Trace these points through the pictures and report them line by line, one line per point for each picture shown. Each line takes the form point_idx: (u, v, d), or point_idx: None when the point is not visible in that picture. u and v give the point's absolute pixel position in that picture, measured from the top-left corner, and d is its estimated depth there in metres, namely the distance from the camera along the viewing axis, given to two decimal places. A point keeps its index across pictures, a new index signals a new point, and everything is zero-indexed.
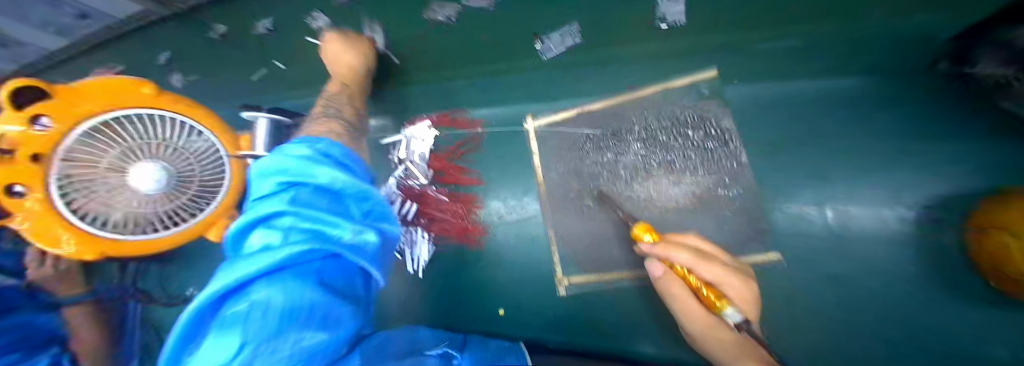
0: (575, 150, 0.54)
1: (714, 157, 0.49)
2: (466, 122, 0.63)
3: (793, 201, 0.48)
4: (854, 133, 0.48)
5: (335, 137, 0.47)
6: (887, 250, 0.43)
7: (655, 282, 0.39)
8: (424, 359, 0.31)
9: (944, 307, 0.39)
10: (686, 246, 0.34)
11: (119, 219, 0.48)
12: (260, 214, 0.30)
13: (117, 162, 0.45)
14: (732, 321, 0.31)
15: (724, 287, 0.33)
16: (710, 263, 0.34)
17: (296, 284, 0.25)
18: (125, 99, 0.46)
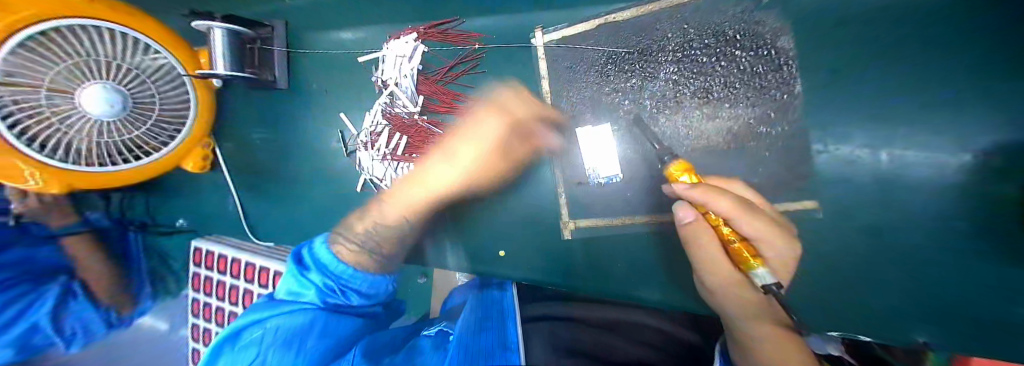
0: (592, 73, 0.46)
1: (761, 86, 0.39)
2: (459, 36, 0.51)
3: (845, 142, 0.39)
4: (955, 47, 0.35)
5: (368, 266, 0.40)
6: (942, 202, 0.37)
7: (680, 226, 0.35)
8: (422, 340, 0.41)
9: (979, 264, 0.36)
10: (730, 195, 0.29)
11: (83, 148, 0.42)
12: (287, 287, 0.38)
13: (62, 85, 0.37)
14: (760, 283, 0.29)
15: (760, 242, 0.30)
16: (752, 217, 0.30)
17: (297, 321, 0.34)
18: (77, 7, 0.37)
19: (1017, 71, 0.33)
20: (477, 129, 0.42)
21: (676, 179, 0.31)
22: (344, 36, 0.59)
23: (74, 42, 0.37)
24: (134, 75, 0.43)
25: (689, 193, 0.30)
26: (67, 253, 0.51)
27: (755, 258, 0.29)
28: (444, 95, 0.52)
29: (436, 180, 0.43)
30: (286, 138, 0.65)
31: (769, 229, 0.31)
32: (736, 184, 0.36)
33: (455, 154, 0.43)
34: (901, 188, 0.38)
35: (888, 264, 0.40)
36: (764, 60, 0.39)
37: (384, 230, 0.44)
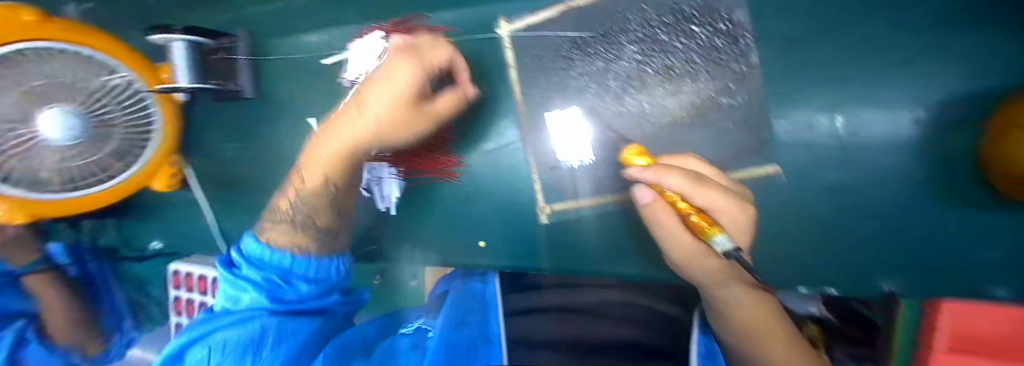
0: (558, 58, 0.46)
1: (720, 59, 0.40)
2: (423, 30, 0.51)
3: (801, 108, 0.41)
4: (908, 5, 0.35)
5: (307, 242, 0.44)
6: (894, 158, 0.39)
7: (644, 212, 0.41)
8: (397, 339, 0.41)
9: (933, 214, 0.38)
10: (681, 173, 0.35)
11: (46, 176, 0.52)
12: (230, 292, 0.42)
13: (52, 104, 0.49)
14: (721, 249, 0.31)
15: (719, 214, 0.33)
16: (707, 189, 0.33)
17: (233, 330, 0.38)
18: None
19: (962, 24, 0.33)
20: (382, 87, 0.44)
21: (632, 162, 0.39)
22: (310, 39, 0.58)
23: (34, 62, 0.47)
24: (101, 101, 0.52)
25: (643, 174, 0.37)
26: (30, 291, 0.56)
27: (713, 227, 0.31)
28: None
29: (351, 134, 0.45)
30: (259, 148, 0.64)
31: (729, 201, 0.34)
32: (688, 160, 0.39)
33: (370, 105, 0.45)
34: (855, 148, 0.40)
35: (851, 222, 0.41)
36: (722, 34, 0.40)
37: (312, 200, 0.46)
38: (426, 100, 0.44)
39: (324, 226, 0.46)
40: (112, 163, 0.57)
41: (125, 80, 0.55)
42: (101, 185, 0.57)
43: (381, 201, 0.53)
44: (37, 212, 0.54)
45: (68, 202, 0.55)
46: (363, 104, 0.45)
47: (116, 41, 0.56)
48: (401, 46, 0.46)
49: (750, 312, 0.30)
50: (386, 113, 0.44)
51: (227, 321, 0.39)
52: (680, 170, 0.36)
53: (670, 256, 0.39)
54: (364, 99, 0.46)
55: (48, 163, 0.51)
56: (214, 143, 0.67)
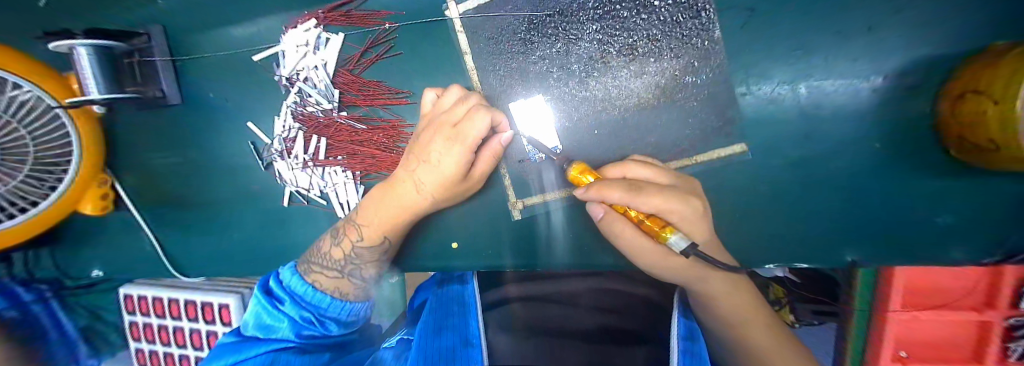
0: (516, 42, 0.42)
1: (682, 35, 0.38)
2: (363, 16, 0.46)
3: (767, 80, 0.40)
4: None
5: (346, 292, 0.45)
6: (858, 128, 0.39)
7: (602, 225, 0.37)
8: (382, 353, 0.43)
9: (891, 180, 0.39)
10: (619, 183, 0.30)
11: None
12: (262, 322, 0.43)
13: None
14: (678, 248, 0.28)
15: (667, 214, 0.29)
16: (646, 193, 0.29)
17: (268, 359, 0.40)
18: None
19: None
20: (427, 165, 0.41)
21: (582, 182, 0.33)
22: (237, 31, 0.52)
23: None
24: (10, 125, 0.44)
25: (587, 195, 0.31)
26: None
27: (666, 228, 0.28)
28: (363, 87, 0.48)
29: (404, 205, 0.45)
30: (200, 160, 0.59)
31: (673, 199, 0.29)
32: (632, 165, 0.35)
33: (421, 183, 0.43)
34: (819, 119, 0.40)
35: (819, 194, 0.41)
36: (684, 7, 0.38)
37: (365, 253, 0.46)
38: (470, 170, 0.43)
39: (371, 272, 0.47)
40: (36, 194, 0.50)
41: (28, 97, 0.46)
42: (26, 214, 0.50)
43: (342, 208, 0.51)
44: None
45: None
46: (412, 175, 0.43)
47: (15, 55, 0.47)
48: (444, 100, 0.42)
49: (737, 300, 0.32)
50: (436, 188, 0.43)
51: (258, 347, 0.41)
52: (618, 180, 0.30)
53: (638, 261, 0.36)
54: (410, 167, 0.43)
55: None
56: (148, 157, 0.60)
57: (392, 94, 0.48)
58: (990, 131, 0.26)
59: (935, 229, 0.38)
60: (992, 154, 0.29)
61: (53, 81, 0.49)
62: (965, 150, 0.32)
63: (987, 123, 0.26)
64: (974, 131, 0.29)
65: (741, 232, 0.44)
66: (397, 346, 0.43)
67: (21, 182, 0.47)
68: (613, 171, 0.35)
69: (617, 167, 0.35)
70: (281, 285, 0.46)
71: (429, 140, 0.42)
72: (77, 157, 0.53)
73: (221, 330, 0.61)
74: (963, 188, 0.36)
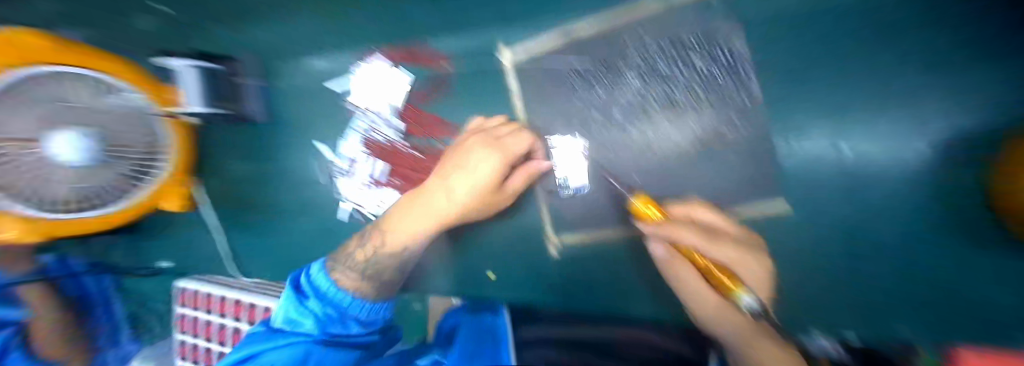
0: (563, 89, 0.47)
1: (721, 91, 0.41)
2: (427, 57, 0.53)
3: (808, 139, 0.41)
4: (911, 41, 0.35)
5: (374, 296, 0.47)
6: (905, 193, 0.39)
7: (663, 265, 0.41)
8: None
9: (951, 253, 0.37)
10: (694, 228, 0.35)
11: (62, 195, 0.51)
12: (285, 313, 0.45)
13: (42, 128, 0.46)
14: (747, 308, 0.28)
15: (739, 267, 0.33)
16: (721, 244, 0.34)
17: (291, 351, 0.42)
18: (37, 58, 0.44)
19: (955, 62, 0.34)
20: (462, 173, 0.45)
21: (644, 213, 0.35)
22: (316, 63, 0.59)
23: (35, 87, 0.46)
24: None
25: (659, 231, 0.35)
26: (23, 303, 0.58)
27: (736, 284, 0.29)
28: (424, 119, 0.53)
29: (436, 214, 0.46)
30: (270, 170, 0.66)
31: (745, 253, 0.35)
32: (699, 209, 0.40)
33: (454, 190, 0.45)
34: (863, 180, 0.40)
35: (865, 257, 0.40)
36: (724, 67, 0.41)
37: (386, 260, 0.49)
38: (504, 183, 0.46)
39: (395, 279, 0.51)
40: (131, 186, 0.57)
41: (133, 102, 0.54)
42: (121, 202, 0.56)
43: None
44: (54, 230, 0.51)
45: (87, 222, 0.53)
46: (445, 180, 0.46)
47: (125, 62, 0.54)
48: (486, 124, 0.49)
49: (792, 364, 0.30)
50: (471, 198, 0.46)
51: (280, 341, 0.43)
52: (693, 227, 0.35)
53: (693, 310, 0.37)
54: (446, 176, 0.46)
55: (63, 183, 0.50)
56: (227, 164, 0.69)
57: (449, 129, 0.53)
58: None
59: None
60: None
61: (156, 89, 0.56)
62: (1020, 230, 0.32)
63: None
64: None
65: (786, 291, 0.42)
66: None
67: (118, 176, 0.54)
68: (680, 211, 0.40)
69: (685, 208, 0.40)
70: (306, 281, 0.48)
71: (471, 149, 0.45)
72: (167, 164, 0.60)
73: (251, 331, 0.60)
74: None
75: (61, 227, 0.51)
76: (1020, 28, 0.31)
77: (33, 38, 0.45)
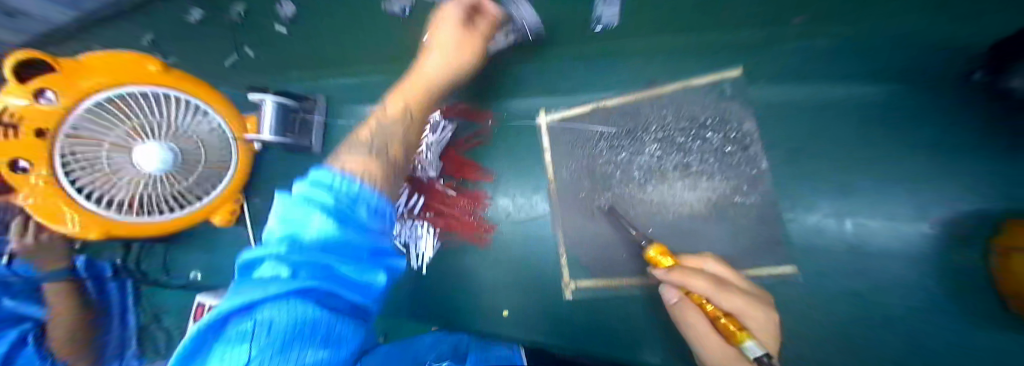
0: (588, 147, 0.53)
1: (732, 163, 0.47)
2: (477, 113, 0.59)
3: (812, 212, 0.46)
4: (880, 142, 0.45)
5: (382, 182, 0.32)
6: (906, 268, 0.42)
7: (671, 310, 0.39)
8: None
9: (959, 328, 0.39)
10: (703, 275, 0.35)
11: (125, 198, 0.47)
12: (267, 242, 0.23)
13: (124, 141, 0.45)
14: (752, 356, 0.30)
15: (747, 318, 0.33)
16: (727, 292, 0.34)
17: (297, 292, 0.19)
18: (128, 76, 0.46)
19: (914, 158, 0.44)
20: (433, 50, 0.47)
21: (660, 262, 0.38)
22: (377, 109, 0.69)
23: (139, 104, 0.47)
24: (195, 140, 0.51)
25: (668, 276, 0.36)
26: (48, 301, 0.50)
27: (743, 331, 0.31)
28: (464, 164, 0.59)
29: (426, 77, 0.47)
30: None
31: (758, 306, 0.35)
32: (710, 260, 0.39)
33: (424, 60, 0.48)
34: (871, 255, 0.44)
35: (881, 331, 0.42)
36: (732, 142, 0.48)
37: (388, 129, 0.41)
38: (472, 22, 0.48)
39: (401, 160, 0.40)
40: (188, 200, 0.53)
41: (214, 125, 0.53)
42: (188, 207, 0.53)
43: (415, 258, 0.57)
44: (109, 230, 0.47)
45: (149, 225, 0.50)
46: (424, 60, 0.48)
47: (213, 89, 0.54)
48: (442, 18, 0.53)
49: None
50: (455, 52, 0.47)
51: (248, 295, 0.18)
52: (702, 273, 0.35)
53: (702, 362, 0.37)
54: (420, 62, 0.49)
55: (132, 188, 0.47)
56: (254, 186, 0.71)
57: (480, 172, 0.58)
58: None
59: None
60: None
61: (230, 112, 0.55)
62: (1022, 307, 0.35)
63: None
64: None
65: (807, 356, 0.42)
66: None
67: (176, 190, 0.51)
68: (690, 261, 0.39)
69: (695, 259, 0.40)
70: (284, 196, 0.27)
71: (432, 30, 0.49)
72: (231, 173, 0.57)
73: None
74: None
75: (115, 229, 0.47)
76: (982, 142, 0.41)
77: (135, 61, 0.47)
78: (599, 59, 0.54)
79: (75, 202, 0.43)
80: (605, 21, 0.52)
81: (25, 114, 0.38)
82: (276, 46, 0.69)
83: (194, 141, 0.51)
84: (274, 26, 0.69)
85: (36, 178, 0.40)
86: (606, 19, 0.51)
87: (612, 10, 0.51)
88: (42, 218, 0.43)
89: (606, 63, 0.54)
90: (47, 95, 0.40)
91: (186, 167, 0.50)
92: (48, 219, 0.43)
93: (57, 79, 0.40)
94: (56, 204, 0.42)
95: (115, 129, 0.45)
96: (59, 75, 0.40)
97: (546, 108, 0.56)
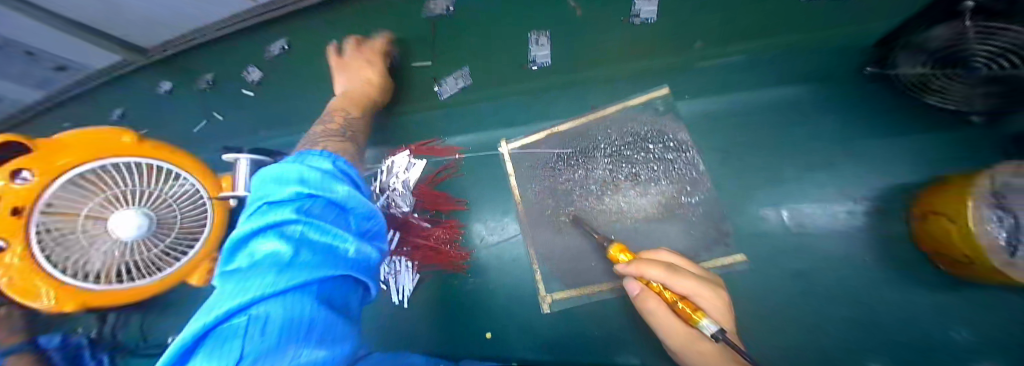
0: (546, 169, 0.58)
1: (674, 167, 0.53)
2: (443, 150, 0.65)
3: (754, 204, 0.51)
4: (793, 139, 0.54)
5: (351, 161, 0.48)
6: (839, 244, 0.48)
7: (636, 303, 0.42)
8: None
9: (894, 291, 0.45)
10: (656, 262, 0.37)
11: (99, 268, 0.45)
12: (269, 221, 0.28)
13: (96, 212, 0.44)
14: (710, 332, 0.32)
15: (699, 299, 0.35)
16: (682, 275, 0.36)
17: (295, 295, 0.24)
18: (103, 149, 0.45)
19: (818, 149, 0.53)
20: (365, 66, 0.55)
21: (620, 259, 0.41)
22: None
23: (117, 176, 0.45)
24: (168, 205, 0.48)
25: (628, 269, 0.38)
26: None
27: (698, 312, 0.34)
28: (438, 197, 0.62)
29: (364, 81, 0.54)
30: None
31: (703, 286, 0.36)
32: (663, 251, 0.43)
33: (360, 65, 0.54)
34: (810, 235, 0.49)
35: (832, 305, 0.45)
36: (672, 150, 0.54)
37: (355, 124, 0.54)
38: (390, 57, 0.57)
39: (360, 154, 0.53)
40: (165, 265, 0.49)
41: (189, 188, 0.50)
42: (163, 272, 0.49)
43: (396, 293, 0.58)
44: (87, 300, 0.45)
45: (128, 291, 0.48)
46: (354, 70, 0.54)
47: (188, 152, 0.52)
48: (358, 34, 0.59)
49: None
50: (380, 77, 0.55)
51: (251, 292, 0.23)
52: (657, 261, 0.37)
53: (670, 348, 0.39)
54: (355, 61, 0.54)
55: (106, 257, 0.45)
56: None
57: (454, 202, 0.62)
58: (955, 243, 0.36)
59: (954, 344, 0.41)
60: (966, 267, 0.37)
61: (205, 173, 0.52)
62: (949, 263, 0.39)
63: (952, 233, 0.36)
64: (949, 248, 0.37)
65: (774, 336, 0.45)
66: None
67: (150, 255, 0.48)
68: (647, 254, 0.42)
69: (649, 252, 0.43)
70: (273, 182, 0.32)
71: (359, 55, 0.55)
72: (209, 225, 0.52)
73: None
74: (951, 301, 0.42)
75: (91, 301, 0.45)
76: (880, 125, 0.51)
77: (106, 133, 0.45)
78: (551, 91, 0.61)
79: (52, 278, 0.42)
80: (541, 60, 0.56)
81: (2, 196, 0.39)
82: (248, 107, 0.72)
83: (166, 205, 0.48)
84: (240, 90, 0.70)
85: (11, 255, 0.40)
86: (541, 59, 0.56)
87: (543, 51, 0.55)
88: (18, 295, 0.42)
89: (555, 94, 0.61)
90: (23, 175, 0.40)
91: (160, 232, 0.48)
92: (23, 296, 0.42)
93: (33, 160, 0.41)
94: (32, 280, 0.41)
95: (88, 200, 0.44)
96: (35, 156, 0.41)
97: (506, 138, 0.63)
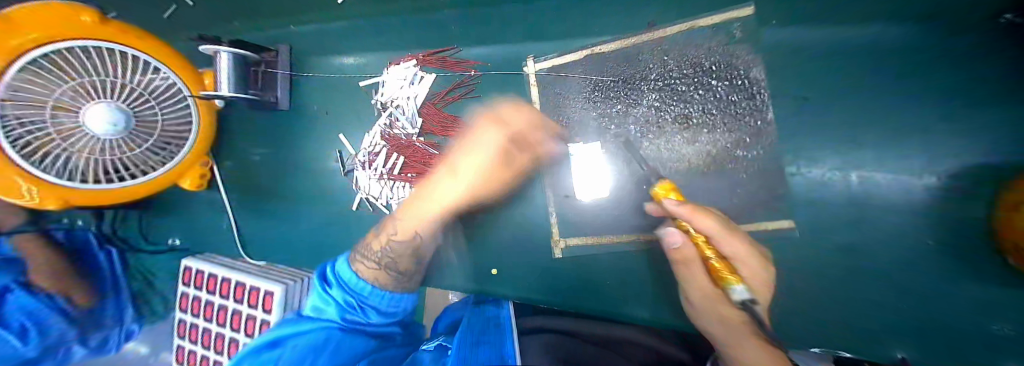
0: (580, 99, 0.49)
1: (736, 112, 0.43)
2: (455, 64, 0.54)
3: (815, 164, 0.44)
4: (908, 87, 0.40)
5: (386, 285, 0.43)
6: (906, 221, 0.41)
7: (669, 249, 0.38)
8: (419, 354, 0.37)
9: (954, 278, 0.39)
10: (715, 218, 0.33)
11: (80, 164, 0.42)
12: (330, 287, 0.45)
13: (68, 102, 0.38)
14: (738, 297, 0.32)
15: (740, 263, 0.33)
16: (734, 238, 0.33)
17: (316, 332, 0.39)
18: (65, 27, 0.38)
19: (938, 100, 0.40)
20: (463, 150, 0.44)
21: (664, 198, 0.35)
22: (346, 60, 0.60)
23: (85, 61, 0.39)
24: (138, 96, 0.43)
25: (680, 210, 0.32)
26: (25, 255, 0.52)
27: (732, 276, 0.32)
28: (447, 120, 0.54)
29: (439, 200, 0.44)
30: (280, 157, 0.65)
31: (750, 254, 0.34)
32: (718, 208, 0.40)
33: (458, 168, 0.44)
34: (872, 207, 0.42)
35: (864, 281, 0.42)
36: (739, 90, 0.43)
37: (398, 249, 0.44)
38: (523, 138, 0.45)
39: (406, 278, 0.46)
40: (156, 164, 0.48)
41: (168, 82, 0.46)
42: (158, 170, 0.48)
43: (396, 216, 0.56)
44: (70, 196, 0.43)
45: (114, 191, 0.46)
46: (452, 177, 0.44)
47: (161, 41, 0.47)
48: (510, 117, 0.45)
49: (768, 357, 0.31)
50: (482, 181, 0.45)
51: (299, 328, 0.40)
52: (713, 215, 0.34)
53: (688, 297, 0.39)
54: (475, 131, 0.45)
55: (85, 154, 0.42)
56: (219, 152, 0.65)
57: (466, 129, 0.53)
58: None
59: (999, 339, 0.37)
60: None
61: (184, 66, 0.47)
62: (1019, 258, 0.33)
63: None
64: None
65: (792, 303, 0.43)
66: (436, 350, 0.38)
67: (134, 154, 0.45)
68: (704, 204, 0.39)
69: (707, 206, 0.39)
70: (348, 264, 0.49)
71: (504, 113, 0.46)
72: (196, 123, 0.51)
73: (247, 312, 0.54)
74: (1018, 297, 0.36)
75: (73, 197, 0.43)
76: None
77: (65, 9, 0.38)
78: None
79: (29, 173, 0.39)
80: None
81: None
82: None
83: (140, 97, 0.43)
84: None
85: None
86: None
87: None
88: None
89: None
90: None
91: (142, 131, 0.44)
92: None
93: None
94: (9, 177, 0.38)
95: (55, 88, 0.37)
96: None
97: (533, 56, 0.51)
